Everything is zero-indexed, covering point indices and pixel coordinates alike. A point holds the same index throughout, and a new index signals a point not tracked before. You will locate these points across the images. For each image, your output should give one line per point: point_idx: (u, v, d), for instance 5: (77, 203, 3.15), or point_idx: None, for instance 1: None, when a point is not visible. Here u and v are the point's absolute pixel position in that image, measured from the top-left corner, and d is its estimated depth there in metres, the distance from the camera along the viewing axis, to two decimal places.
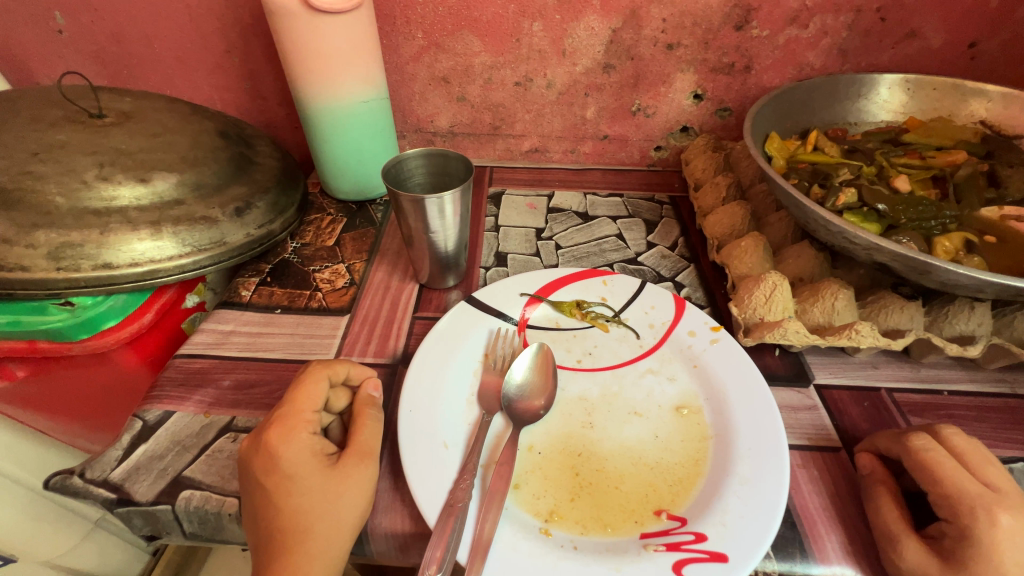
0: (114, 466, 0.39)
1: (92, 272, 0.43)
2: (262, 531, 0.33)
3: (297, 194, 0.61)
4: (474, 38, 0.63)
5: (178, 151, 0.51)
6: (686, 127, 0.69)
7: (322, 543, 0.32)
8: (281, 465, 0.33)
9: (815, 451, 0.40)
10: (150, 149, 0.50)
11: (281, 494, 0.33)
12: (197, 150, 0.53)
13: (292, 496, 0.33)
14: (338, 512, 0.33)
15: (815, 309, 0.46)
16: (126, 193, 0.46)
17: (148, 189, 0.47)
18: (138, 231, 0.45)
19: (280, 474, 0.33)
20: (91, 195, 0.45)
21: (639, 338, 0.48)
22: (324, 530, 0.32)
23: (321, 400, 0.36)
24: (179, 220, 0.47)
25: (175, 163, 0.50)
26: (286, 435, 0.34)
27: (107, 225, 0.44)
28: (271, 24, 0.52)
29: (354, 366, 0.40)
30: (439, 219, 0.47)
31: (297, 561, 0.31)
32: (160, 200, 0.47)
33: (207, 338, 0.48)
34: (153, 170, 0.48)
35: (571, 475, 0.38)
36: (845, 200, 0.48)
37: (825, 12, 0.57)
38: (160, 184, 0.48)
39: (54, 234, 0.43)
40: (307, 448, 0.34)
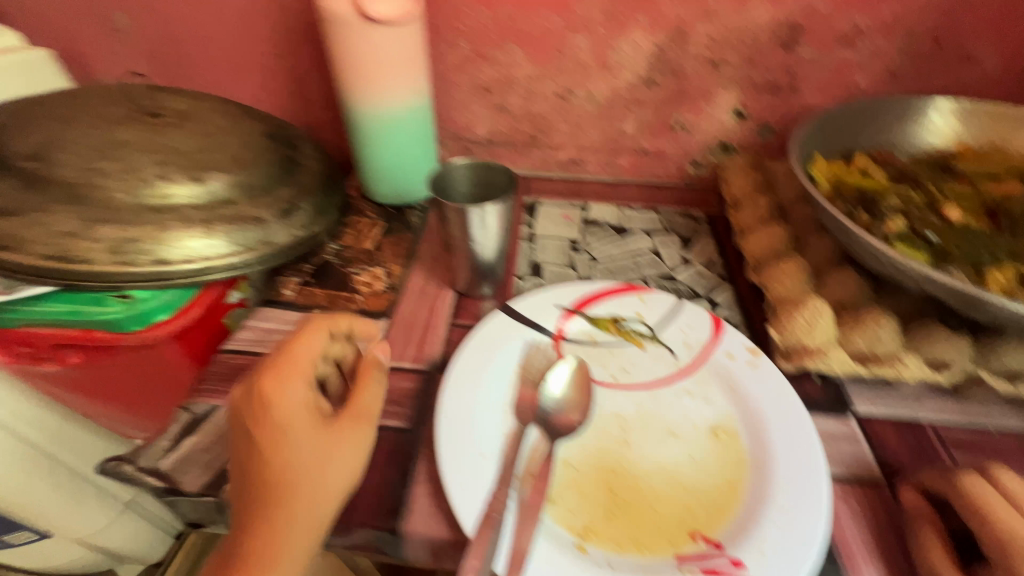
0: (163, 456, 0.40)
1: (149, 267, 0.45)
2: (248, 481, 0.33)
3: (338, 196, 0.62)
4: (519, 49, 0.64)
5: (231, 153, 0.54)
6: (726, 144, 0.68)
7: (314, 499, 0.33)
8: (273, 414, 0.34)
9: (854, 483, 0.39)
10: (205, 150, 0.52)
11: (274, 443, 0.33)
12: (248, 153, 0.55)
13: (286, 447, 0.33)
14: (331, 470, 0.34)
15: (857, 338, 0.45)
16: (182, 192, 0.48)
17: (203, 189, 0.49)
18: (192, 229, 0.47)
19: (278, 425, 0.34)
20: (150, 193, 0.46)
21: (675, 357, 0.48)
22: (315, 487, 0.33)
23: (320, 351, 0.38)
24: (230, 219, 0.49)
25: (227, 164, 0.52)
26: (281, 385, 0.35)
27: (164, 222, 0.46)
28: (325, 32, 0.53)
29: (356, 323, 0.42)
30: (481, 229, 0.48)
31: (281, 520, 0.32)
32: (213, 199, 0.49)
33: (251, 335, 0.50)
34: (207, 171, 0.50)
35: (607, 492, 0.38)
36: (896, 228, 0.47)
37: (877, 34, 0.57)
38: (214, 184, 0.50)
39: (116, 230, 0.44)
40: (302, 401, 0.35)
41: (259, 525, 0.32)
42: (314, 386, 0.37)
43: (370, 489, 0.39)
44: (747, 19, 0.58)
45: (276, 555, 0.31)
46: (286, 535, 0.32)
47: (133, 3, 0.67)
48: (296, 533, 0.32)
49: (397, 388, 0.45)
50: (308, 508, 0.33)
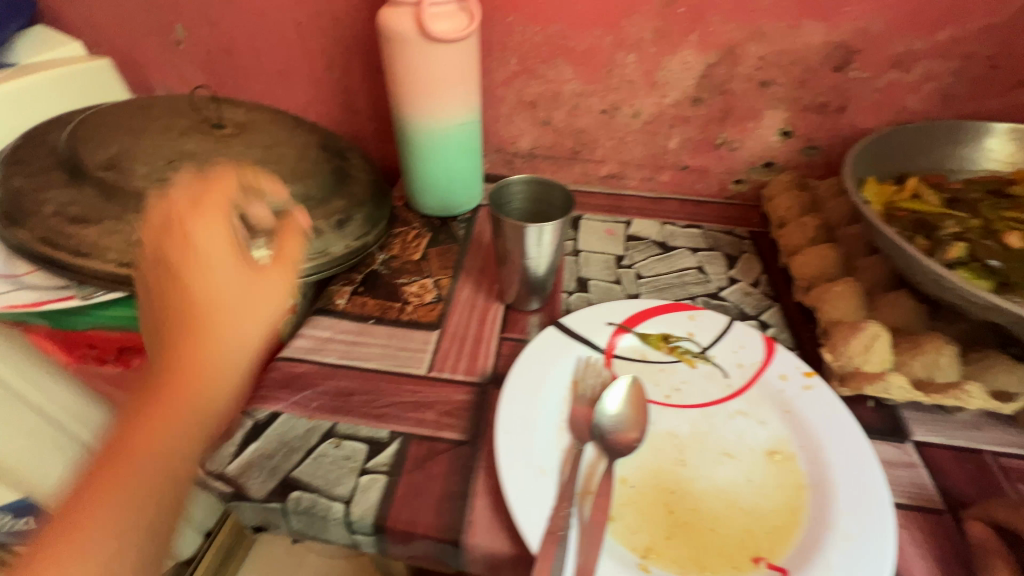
0: (228, 461, 0.41)
1: None
2: (166, 314, 0.36)
3: (387, 206, 0.63)
4: (567, 66, 0.64)
5: (290, 164, 0.55)
6: (770, 162, 0.68)
7: (236, 336, 0.37)
8: (191, 243, 0.37)
9: (917, 512, 0.39)
10: (266, 161, 0.54)
11: (192, 287, 0.37)
12: (306, 165, 0.56)
13: (197, 288, 0.37)
14: (256, 308, 0.38)
15: (915, 363, 0.45)
16: None
17: None
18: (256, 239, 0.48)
19: (197, 269, 0.37)
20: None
21: (727, 377, 0.48)
22: (234, 321, 0.37)
23: (234, 196, 0.40)
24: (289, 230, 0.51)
25: (285, 176, 0.54)
26: (200, 223, 0.37)
27: None
28: (385, 47, 0.55)
29: (257, 178, 0.43)
30: (536, 246, 0.48)
31: (200, 344, 0.36)
32: (273, 210, 0.51)
33: (307, 343, 0.51)
34: (269, 181, 0.52)
35: (666, 512, 0.38)
36: (955, 253, 0.47)
37: (932, 58, 0.57)
38: None
39: None
40: (221, 238, 0.38)
41: (177, 354, 0.35)
42: (235, 227, 0.39)
43: (431, 500, 0.39)
44: (799, 40, 0.58)
45: (199, 378, 0.35)
46: (204, 364, 0.36)
47: (192, 15, 0.70)
48: (212, 370, 0.36)
49: (451, 400, 0.46)
50: (228, 340, 0.37)
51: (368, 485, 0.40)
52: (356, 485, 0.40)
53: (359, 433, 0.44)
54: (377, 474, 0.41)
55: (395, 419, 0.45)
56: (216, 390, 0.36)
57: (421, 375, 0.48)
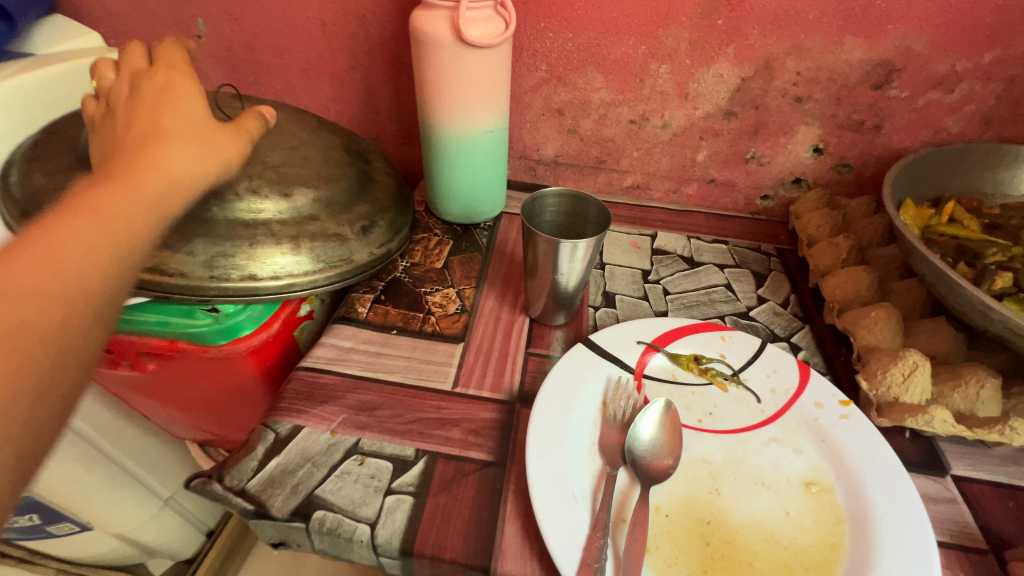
0: (250, 476, 0.40)
1: (239, 282, 0.45)
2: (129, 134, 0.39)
3: (410, 213, 0.61)
4: (598, 74, 0.63)
5: (314, 167, 0.53)
6: (799, 179, 0.67)
7: (188, 157, 0.39)
8: (168, 88, 0.43)
9: (960, 551, 0.38)
10: (291, 164, 0.52)
11: (155, 115, 0.40)
12: (333, 169, 0.54)
13: (164, 115, 0.41)
14: (207, 151, 0.41)
15: (954, 395, 0.44)
16: (270, 207, 0.47)
17: (289, 204, 0.48)
18: (281, 246, 0.47)
19: (163, 107, 0.41)
20: (240, 206, 0.46)
21: (760, 403, 0.47)
22: (184, 144, 0.39)
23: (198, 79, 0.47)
24: (314, 236, 0.49)
25: (311, 179, 0.51)
26: (179, 81, 0.44)
27: (254, 238, 0.46)
28: (416, 50, 0.54)
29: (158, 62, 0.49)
30: (569, 262, 0.47)
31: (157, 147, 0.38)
32: (298, 215, 0.49)
33: (329, 352, 0.50)
34: (294, 185, 0.50)
35: (702, 545, 0.37)
36: (1001, 284, 0.46)
37: (975, 79, 0.56)
38: (299, 199, 0.49)
39: (211, 244, 0.45)
40: (192, 93, 0.44)
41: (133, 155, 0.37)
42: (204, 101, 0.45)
43: (459, 524, 0.38)
44: (839, 57, 0.57)
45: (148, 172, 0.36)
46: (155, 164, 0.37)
47: (214, 9, 0.68)
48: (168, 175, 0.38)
49: (478, 418, 0.45)
50: (177, 153, 0.39)
51: (394, 507, 0.39)
52: (381, 506, 0.39)
53: (383, 450, 0.42)
54: (403, 494, 0.40)
55: (420, 437, 0.43)
56: (172, 187, 0.38)
57: (446, 391, 0.47)
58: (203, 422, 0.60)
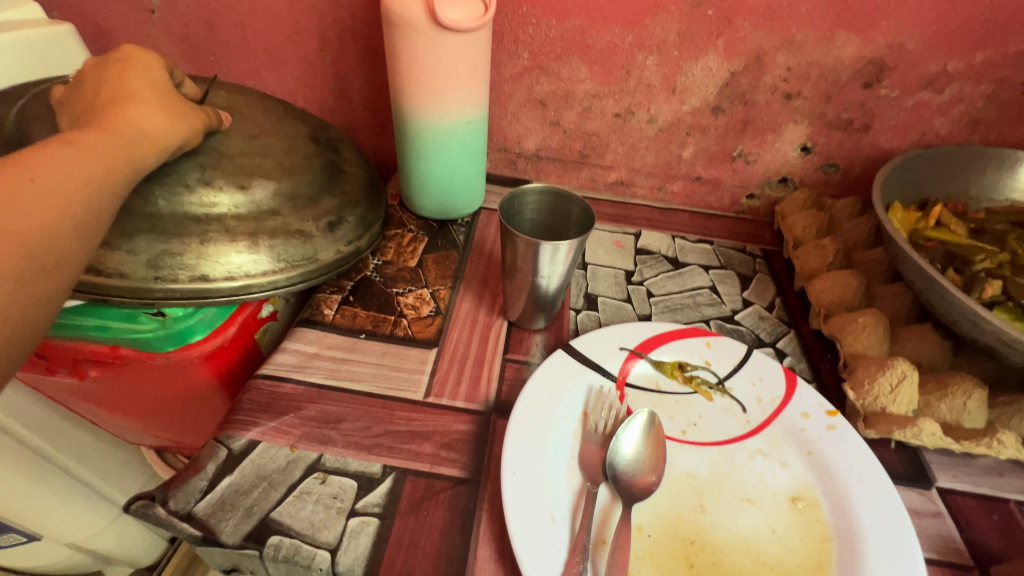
0: (197, 498, 0.37)
1: (188, 283, 0.41)
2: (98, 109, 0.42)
3: (383, 206, 0.57)
4: (583, 65, 0.60)
5: (276, 156, 0.48)
6: (785, 178, 0.66)
7: (157, 115, 0.41)
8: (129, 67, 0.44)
9: (946, 568, 0.37)
10: (250, 152, 0.47)
11: (125, 81, 0.43)
12: (297, 158, 0.49)
13: (131, 79, 0.43)
14: (175, 110, 0.43)
15: (941, 405, 0.43)
16: (225, 200, 0.43)
17: (247, 198, 0.44)
18: (236, 244, 0.43)
19: (132, 73, 0.44)
20: (191, 200, 0.42)
21: (746, 413, 0.45)
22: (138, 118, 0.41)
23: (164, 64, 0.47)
24: (275, 233, 0.44)
25: (272, 170, 0.46)
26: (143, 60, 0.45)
27: (206, 234, 0.42)
28: (388, 33, 0.50)
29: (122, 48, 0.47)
30: (550, 264, 0.44)
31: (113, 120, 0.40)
32: (257, 209, 0.44)
33: (292, 359, 0.46)
34: (251, 176, 0.45)
35: (686, 567, 0.35)
36: (990, 292, 0.45)
37: (965, 79, 0.54)
38: (259, 192, 0.45)
39: (156, 242, 0.41)
40: (154, 74, 0.45)
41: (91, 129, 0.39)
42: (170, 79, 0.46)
43: (429, 549, 0.35)
44: (831, 53, 0.55)
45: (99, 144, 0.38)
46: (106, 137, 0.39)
47: None
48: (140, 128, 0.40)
49: (451, 430, 0.42)
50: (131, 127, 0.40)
51: (358, 530, 0.36)
52: (344, 529, 0.36)
53: (348, 468, 0.39)
54: (368, 516, 0.37)
55: (388, 452, 0.40)
56: (145, 138, 0.40)
57: (417, 401, 0.44)
58: (158, 429, 0.56)
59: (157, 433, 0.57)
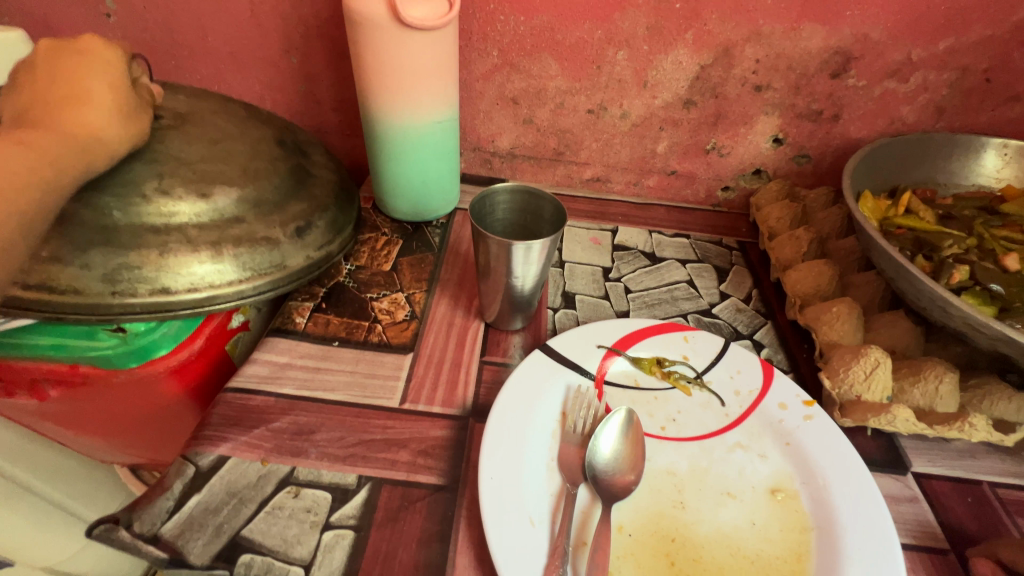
0: (164, 519, 0.35)
1: (148, 297, 0.39)
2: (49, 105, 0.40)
3: (355, 207, 0.56)
4: (553, 61, 0.60)
5: (239, 161, 0.46)
6: (759, 170, 0.66)
7: (109, 116, 0.40)
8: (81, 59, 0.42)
9: (923, 553, 0.37)
10: (210, 158, 0.44)
11: (76, 76, 0.41)
12: (259, 162, 0.47)
13: (82, 75, 0.41)
14: (128, 113, 0.41)
15: (915, 390, 0.44)
16: (185, 209, 0.41)
17: (209, 206, 0.42)
18: (199, 254, 0.41)
19: (83, 66, 0.42)
20: (148, 210, 0.40)
21: (724, 406, 0.45)
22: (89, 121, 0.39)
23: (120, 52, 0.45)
24: (239, 241, 0.43)
25: (235, 176, 0.44)
26: (97, 50, 0.43)
27: (164, 245, 0.40)
28: (351, 33, 0.49)
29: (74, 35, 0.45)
30: (524, 265, 0.44)
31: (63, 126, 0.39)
32: (220, 218, 0.42)
33: (262, 370, 0.45)
34: (213, 183, 0.43)
35: (667, 565, 0.35)
36: (958, 277, 0.45)
37: (929, 68, 0.55)
38: (221, 200, 0.43)
39: (112, 255, 0.39)
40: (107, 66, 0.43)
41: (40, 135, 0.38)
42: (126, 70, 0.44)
43: (405, 559, 0.35)
44: (798, 44, 0.55)
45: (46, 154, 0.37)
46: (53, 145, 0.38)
47: None
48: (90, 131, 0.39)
49: (428, 437, 0.41)
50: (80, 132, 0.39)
51: (332, 544, 0.35)
52: (318, 544, 0.35)
53: (322, 480, 0.38)
54: (343, 529, 0.36)
55: (364, 461, 0.39)
56: (96, 143, 0.39)
57: (393, 408, 0.43)
58: (129, 447, 0.55)
59: (130, 451, 0.56)
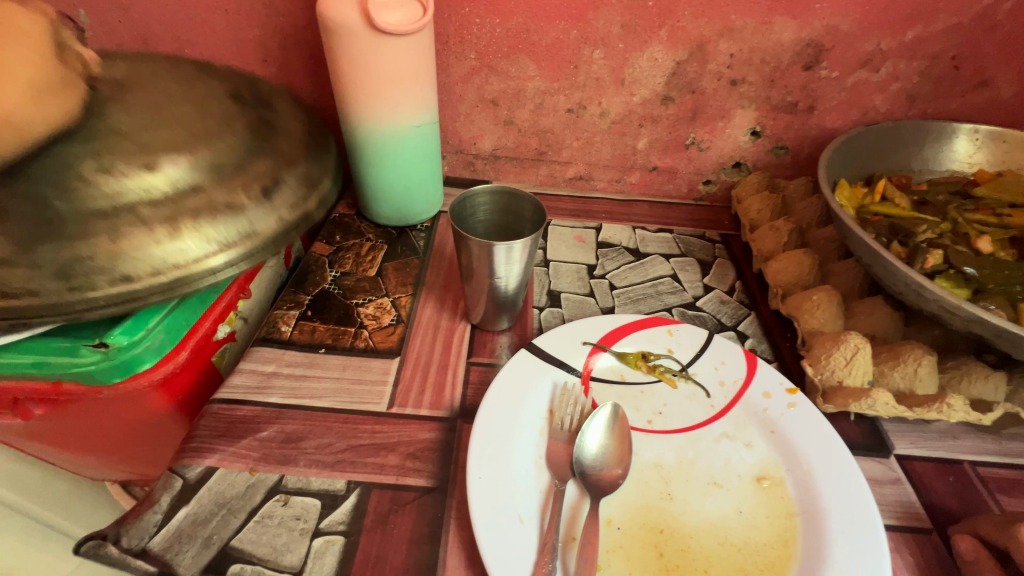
0: (153, 533, 0.35)
1: (108, 287, 0.37)
2: None
3: (332, 157, 0.53)
4: (530, 62, 0.60)
5: (187, 125, 0.43)
6: (739, 163, 0.67)
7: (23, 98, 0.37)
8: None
9: (905, 533, 0.38)
10: (151, 126, 0.41)
11: None
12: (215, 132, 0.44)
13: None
14: (52, 92, 0.38)
15: (895, 374, 0.44)
16: (134, 186, 0.39)
17: (158, 178, 0.39)
18: (156, 233, 0.38)
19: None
20: (94, 194, 0.38)
21: (710, 397, 0.45)
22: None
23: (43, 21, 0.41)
24: (199, 211, 0.40)
25: (183, 141, 0.42)
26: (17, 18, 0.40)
27: (117, 229, 0.37)
28: (325, 40, 0.49)
29: None
30: (506, 264, 0.44)
31: None
32: (174, 191, 0.40)
33: (249, 380, 0.45)
34: (160, 154, 0.40)
35: (656, 556, 0.36)
36: (932, 261, 0.46)
37: (899, 57, 0.56)
38: (171, 169, 0.40)
39: (62, 249, 0.36)
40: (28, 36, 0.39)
41: None
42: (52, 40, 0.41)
43: (396, 561, 0.35)
44: (770, 37, 0.56)
45: None
46: None
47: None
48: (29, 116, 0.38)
49: (416, 440, 0.41)
50: None
51: (323, 550, 0.35)
52: (308, 551, 0.35)
53: (310, 487, 0.38)
54: (333, 535, 0.36)
55: (352, 467, 0.39)
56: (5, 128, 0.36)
57: (381, 413, 0.43)
58: (119, 464, 0.54)
59: (119, 469, 0.56)
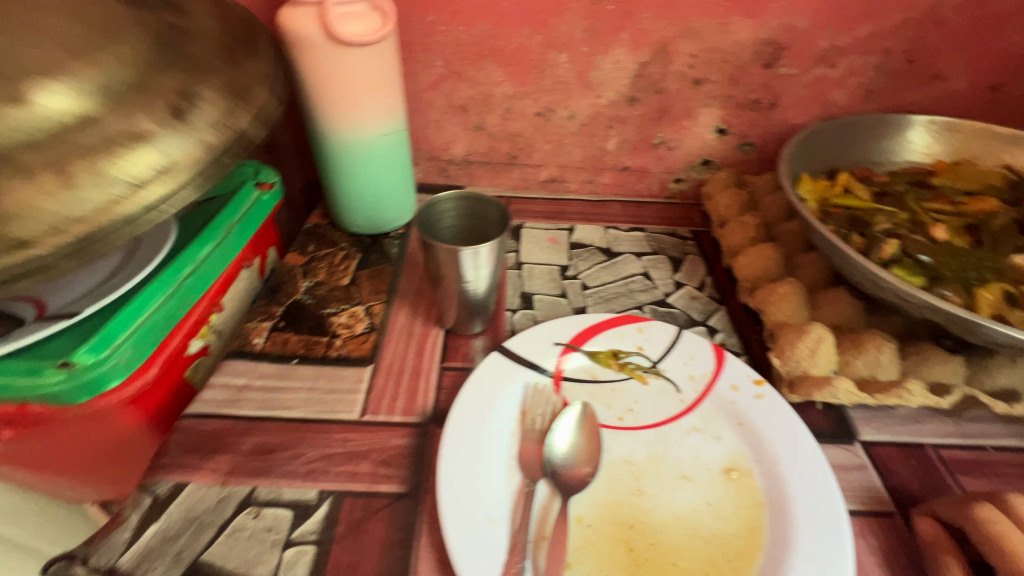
0: (121, 551, 0.35)
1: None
2: None
3: (265, 65, 0.44)
4: (497, 67, 0.61)
5: (55, 35, 0.34)
6: (707, 161, 0.68)
7: None
8: None
9: (869, 517, 0.39)
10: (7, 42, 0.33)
11: None
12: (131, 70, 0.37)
13: None
14: None
15: (858, 362, 0.45)
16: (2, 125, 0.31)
17: (33, 113, 0.32)
18: (48, 181, 0.32)
19: None
20: None
21: (680, 392, 0.46)
22: None
23: None
24: (97, 148, 0.33)
25: (59, 59, 0.34)
26: None
27: None
28: (288, 52, 0.49)
29: None
30: (474, 268, 0.45)
31: None
32: (61, 126, 0.33)
33: (220, 394, 0.45)
34: (23, 81, 0.32)
35: (626, 551, 0.36)
36: (889, 251, 0.47)
37: (855, 53, 0.57)
38: (50, 99, 0.33)
39: None
40: None
41: None
42: None
43: (368, 568, 0.35)
44: (729, 37, 0.57)
45: None
46: None
47: None
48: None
49: (388, 446, 0.42)
50: None
51: (294, 560, 0.35)
52: (279, 561, 0.35)
53: (282, 497, 0.38)
54: (305, 545, 0.36)
55: (325, 476, 0.40)
56: None
57: (353, 421, 0.43)
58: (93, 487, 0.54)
59: (95, 493, 0.55)
